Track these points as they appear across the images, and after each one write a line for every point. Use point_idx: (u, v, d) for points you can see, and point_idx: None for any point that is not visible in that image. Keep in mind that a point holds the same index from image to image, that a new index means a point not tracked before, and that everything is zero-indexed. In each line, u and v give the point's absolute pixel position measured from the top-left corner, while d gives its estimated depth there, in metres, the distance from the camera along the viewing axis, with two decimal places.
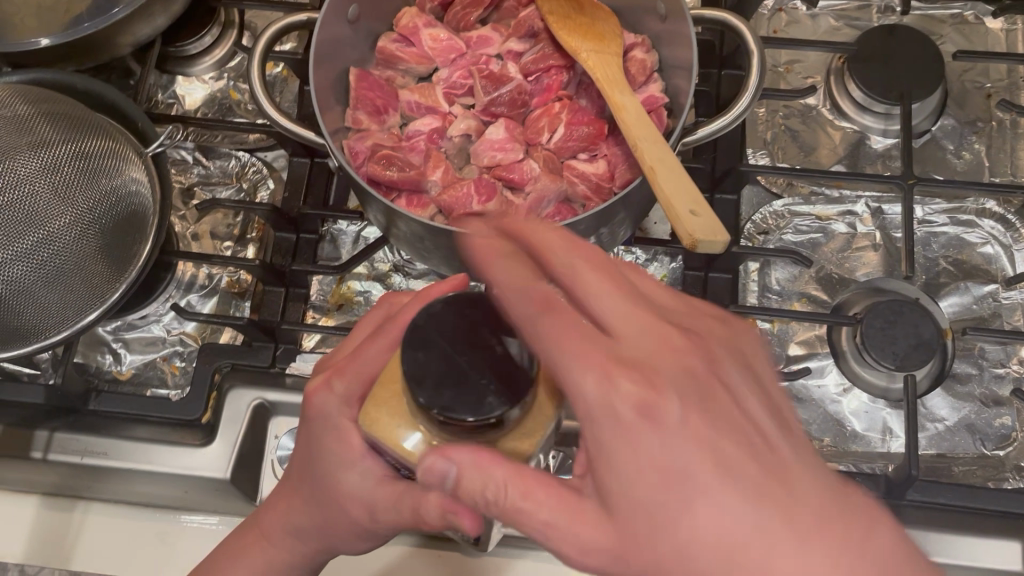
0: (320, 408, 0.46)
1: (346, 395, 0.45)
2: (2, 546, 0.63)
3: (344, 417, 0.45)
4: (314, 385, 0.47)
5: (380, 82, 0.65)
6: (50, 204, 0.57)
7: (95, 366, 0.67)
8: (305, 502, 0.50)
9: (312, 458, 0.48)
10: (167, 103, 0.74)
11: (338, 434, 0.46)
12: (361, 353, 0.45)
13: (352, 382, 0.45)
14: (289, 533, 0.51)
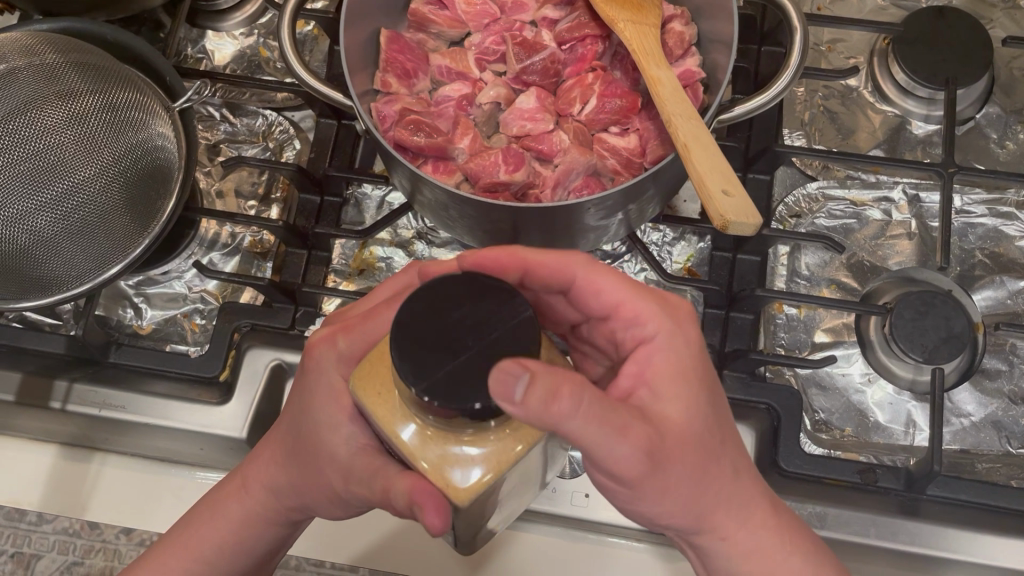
0: (319, 364, 0.46)
1: (347, 353, 0.45)
2: (19, 493, 0.64)
3: (339, 374, 0.45)
4: (318, 338, 0.47)
5: (411, 46, 0.64)
6: (77, 154, 0.56)
7: (117, 319, 0.67)
8: (284, 461, 0.49)
9: (300, 413, 0.47)
10: (196, 58, 0.73)
11: (333, 391, 0.45)
12: (375, 315, 0.45)
13: (355, 342, 0.44)
14: (266, 491, 0.50)
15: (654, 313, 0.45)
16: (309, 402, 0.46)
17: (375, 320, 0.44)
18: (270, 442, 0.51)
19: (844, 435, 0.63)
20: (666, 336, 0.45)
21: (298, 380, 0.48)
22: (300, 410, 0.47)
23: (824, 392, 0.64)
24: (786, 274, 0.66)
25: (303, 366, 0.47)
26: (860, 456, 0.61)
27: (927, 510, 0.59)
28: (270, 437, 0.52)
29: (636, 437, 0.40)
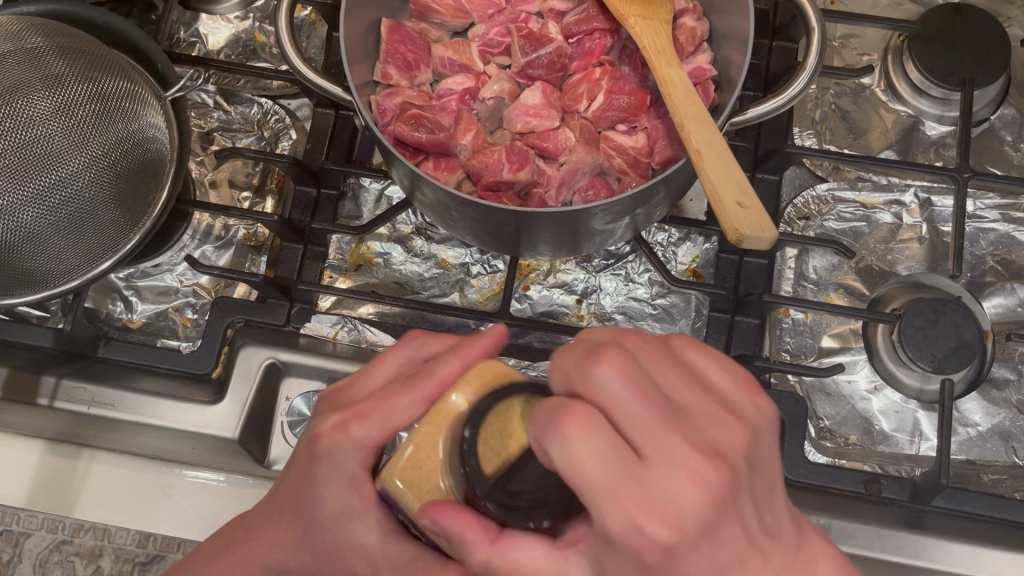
0: (335, 458, 0.41)
1: (361, 441, 0.41)
2: (6, 489, 0.63)
3: (356, 464, 0.41)
4: (325, 426, 0.42)
5: (413, 35, 0.61)
6: (63, 145, 0.54)
7: (106, 313, 0.65)
8: (293, 542, 0.47)
9: (309, 497, 0.44)
10: (190, 42, 0.71)
11: (350, 484, 0.42)
12: (389, 399, 0.41)
13: (373, 430, 0.41)
14: (271, 565, 0.49)
15: (660, 542, 0.32)
16: (322, 493, 0.42)
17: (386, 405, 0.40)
18: (268, 523, 0.49)
19: (848, 444, 0.62)
20: (686, 550, 0.32)
21: (304, 462, 0.44)
22: (311, 491, 0.44)
23: (829, 398, 0.63)
24: (793, 278, 0.64)
25: (309, 450, 0.43)
26: (864, 466, 0.60)
27: (931, 522, 0.58)
28: (267, 519, 0.49)
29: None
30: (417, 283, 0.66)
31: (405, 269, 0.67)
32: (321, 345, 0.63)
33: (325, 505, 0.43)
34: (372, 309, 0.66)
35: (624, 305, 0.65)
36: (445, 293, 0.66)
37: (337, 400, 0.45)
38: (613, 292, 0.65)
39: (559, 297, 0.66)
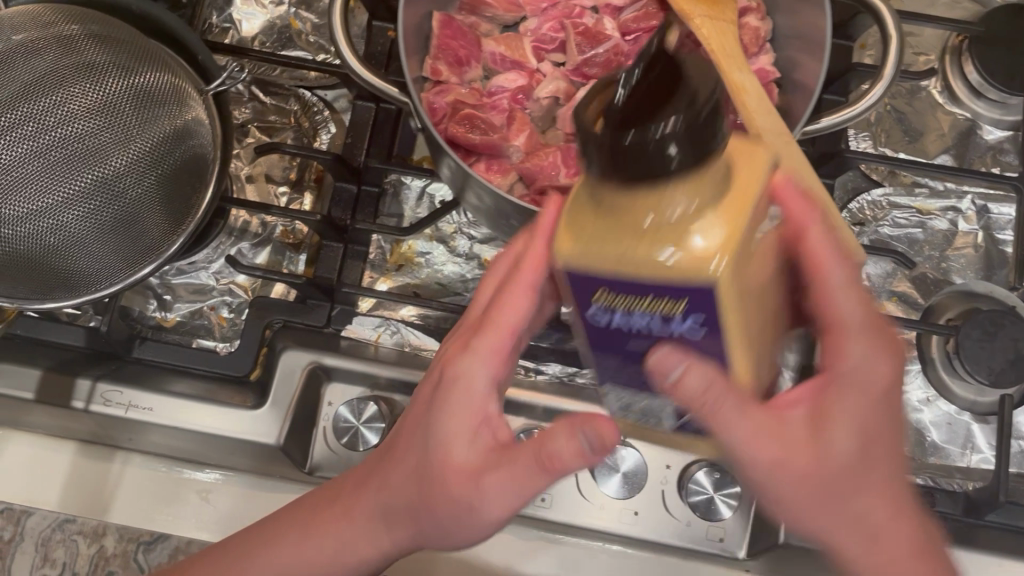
0: (457, 374, 0.43)
1: (481, 346, 0.42)
2: (37, 492, 0.61)
3: (479, 378, 0.42)
4: (450, 352, 0.44)
5: (464, 30, 0.59)
6: (105, 143, 0.52)
7: (139, 310, 0.63)
8: (400, 479, 0.46)
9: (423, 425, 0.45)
10: (223, 28, 0.68)
11: (466, 402, 0.43)
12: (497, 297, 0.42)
13: (491, 331, 0.42)
14: (376, 514, 0.48)
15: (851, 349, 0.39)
16: (438, 418, 0.43)
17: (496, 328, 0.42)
18: (372, 478, 0.48)
19: (900, 456, 0.61)
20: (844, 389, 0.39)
21: (426, 396, 0.45)
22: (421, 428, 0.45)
23: None
24: None
25: (436, 379, 0.45)
26: (918, 479, 0.59)
27: (986, 538, 0.57)
28: (369, 475, 0.48)
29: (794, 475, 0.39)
30: (459, 284, 0.65)
31: (448, 269, 0.65)
32: (363, 348, 0.61)
33: (440, 427, 0.43)
34: (414, 312, 0.64)
35: None
36: None
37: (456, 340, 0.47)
38: None
39: None
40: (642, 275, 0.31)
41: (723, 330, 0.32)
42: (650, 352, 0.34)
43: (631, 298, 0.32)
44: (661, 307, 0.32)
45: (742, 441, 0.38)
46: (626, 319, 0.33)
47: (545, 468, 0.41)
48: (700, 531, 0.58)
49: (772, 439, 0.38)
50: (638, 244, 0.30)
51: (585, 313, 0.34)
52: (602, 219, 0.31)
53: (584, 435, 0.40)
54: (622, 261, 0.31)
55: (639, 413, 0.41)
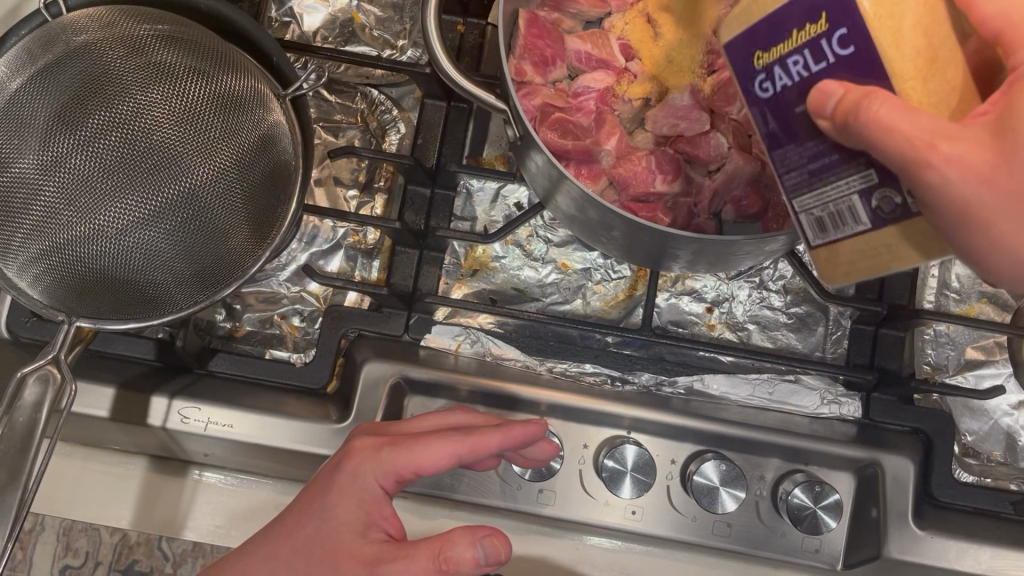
0: (358, 473, 0.45)
1: (387, 469, 0.45)
2: (109, 509, 0.59)
3: (376, 484, 0.45)
4: (360, 441, 0.46)
5: (548, 26, 0.56)
6: (189, 154, 0.49)
7: (207, 321, 0.61)
8: (284, 553, 0.45)
9: (315, 504, 0.45)
10: (282, 22, 0.65)
11: (365, 499, 0.45)
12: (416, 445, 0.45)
13: (399, 461, 0.45)
14: None
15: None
16: (334, 504, 0.45)
17: (428, 444, 0.45)
18: (263, 543, 0.46)
19: (993, 461, 0.60)
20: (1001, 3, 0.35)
21: (316, 484, 0.46)
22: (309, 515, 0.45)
23: (972, 414, 0.61)
24: (936, 287, 0.62)
25: (331, 469, 0.46)
26: (1011, 485, 0.59)
27: None
28: (257, 544, 0.46)
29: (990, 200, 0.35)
30: (536, 289, 0.63)
31: (524, 273, 0.63)
32: (443, 358, 0.59)
33: (331, 515, 0.45)
34: (492, 319, 0.62)
35: (756, 314, 0.62)
36: (567, 300, 0.63)
37: (379, 430, 0.49)
38: (746, 301, 0.62)
39: (687, 305, 0.62)
40: (789, 2, 0.33)
41: (870, 26, 0.32)
42: (812, 93, 0.34)
43: (782, 42, 0.34)
44: (810, 32, 0.33)
45: (952, 177, 0.34)
46: (786, 70, 0.35)
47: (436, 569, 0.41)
48: (794, 543, 0.57)
49: (979, 175, 0.34)
50: None
51: (756, 91, 0.37)
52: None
53: (481, 545, 0.42)
54: (771, 3, 0.34)
55: (831, 228, 0.37)
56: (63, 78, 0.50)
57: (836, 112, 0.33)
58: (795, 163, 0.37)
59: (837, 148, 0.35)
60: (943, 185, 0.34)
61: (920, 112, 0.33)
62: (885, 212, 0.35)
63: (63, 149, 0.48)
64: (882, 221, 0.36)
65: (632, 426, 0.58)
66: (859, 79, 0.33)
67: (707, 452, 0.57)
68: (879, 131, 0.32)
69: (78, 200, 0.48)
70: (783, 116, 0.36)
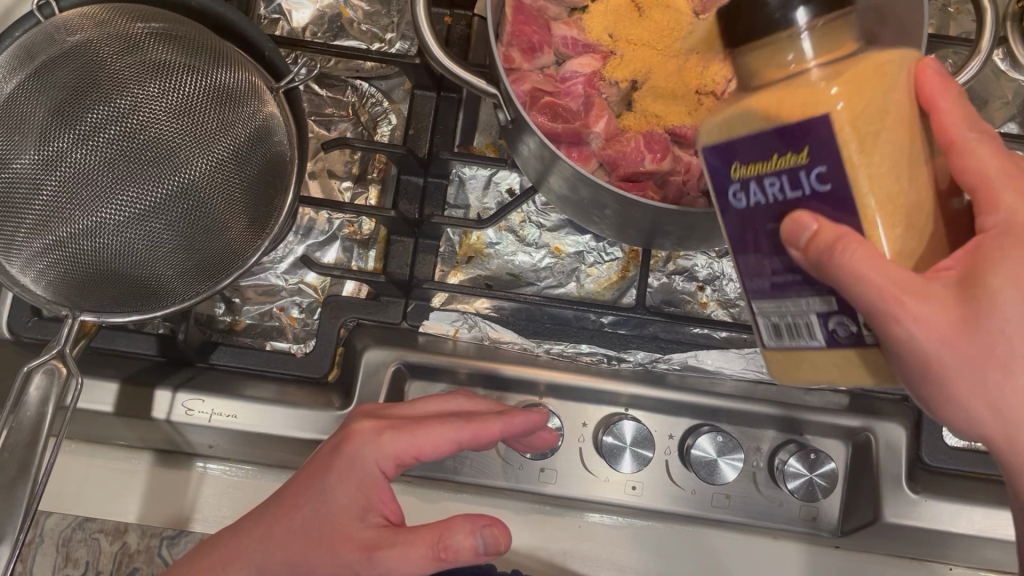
0: (358, 456, 0.46)
1: (387, 453, 0.46)
2: (116, 505, 0.60)
3: (377, 469, 0.46)
4: (360, 426, 0.47)
5: (534, 13, 0.58)
6: (187, 147, 0.50)
7: (207, 315, 0.62)
8: (283, 535, 0.46)
9: (313, 488, 0.46)
10: (271, 19, 0.66)
11: (365, 483, 0.45)
12: (420, 434, 0.46)
13: (401, 448, 0.46)
14: (256, 567, 0.45)
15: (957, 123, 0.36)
16: (332, 487, 0.45)
17: (429, 430, 0.46)
18: (261, 520, 0.47)
19: None
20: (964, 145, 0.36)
21: (315, 465, 0.47)
22: (307, 493, 0.46)
23: None
24: None
25: (332, 450, 0.47)
26: None
27: None
28: (256, 521, 0.47)
29: (953, 360, 0.36)
30: (530, 274, 0.64)
31: (518, 258, 0.64)
32: (441, 343, 0.60)
33: (330, 499, 0.45)
34: (489, 303, 0.63)
35: None
36: (561, 284, 0.64)
37: (376, 411, 0.50)
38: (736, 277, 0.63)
39: (679, 284, 0.64)
40: (761, 129, 0.34)
41: (849, 169, 0.32)
42: (785, 220, 0.34)
43: (759, 162, 0.34)
44: (789, 160, 0.33)
45: (918, 332, 0.34)
46: (761, 188, 0.35)
47: (434, 559, 0.42)
48: (790, 511, 0.58)
49: (943, 335, 0.35)
50: (775, 104, 0.34)
51: (730, 201, 0.36)
52: (736, 105, 0.36)
53: (480, 533, 0.43)
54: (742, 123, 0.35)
55: (789, 334, 0.38)
56: (60, 75, 0.50)
57: (809, 245, 0.33)
58: (761, 273, 0.37)
59: (800, 272, 0.36)
60: (909, 339, 0.34)
61: (895, 266, 0.33)
62: (839, 334, 0.36)
63: (63, 145, 0.49)
64: (836, 342, 0.37)
65: (630, 403, 0.59)
66: (833, 210, 0.34)
67: (702, 425, 0.58)
68: (852, 278, 0.33)
69: (79, 194, 0.49)
70: (751, 228, 0.36)
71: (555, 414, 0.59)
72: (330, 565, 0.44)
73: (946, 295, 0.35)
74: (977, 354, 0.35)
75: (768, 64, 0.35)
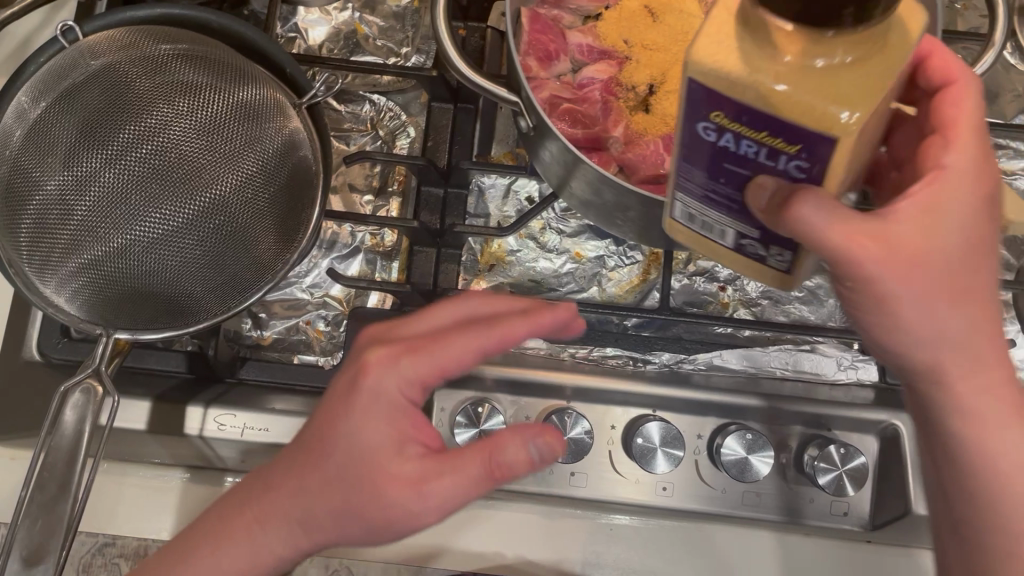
0: (378, 389, 0.41)
1: (411, 377, 0.41)
2: (148, 523, 0.60)
3: (401, 397, 0.41)
4: (370, 358, 0.42)
5: (549, 22, 0.59)
6: (214, 165, 0.51)
7: (235, 331, 0.62)
8: (311, 486, 0.41)
9: (334, 434, 0.41)
10: (289, 38, 0.67)
11: (392, 413, 0.41)
12: (448, 344, 0.41)
13: (427, 367, 0.41)
14: (295, 519, 0.41)
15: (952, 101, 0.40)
16: (360, 427, 0.41)
17: (454, 340, 0.41)
18: (289, 473, 0.42)
19: None
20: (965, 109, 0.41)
21: (332, 404, 0.42)
22: (330, 432, 0.41)
23: None
24: None
25: (348, 385, 0.42)
26: None
27: None
28: (277, 483, 0.42)
29: (911, 298, 0.38)
30: (552, 280, 0.64)
31: (539, 265, 0.64)
32: None
33: (358, 438, 0.41)
34: None
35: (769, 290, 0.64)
36: (583, 288, 0.64)
37: (386, 332, 0.45)
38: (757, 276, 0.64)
39: (701, 285, 0.64)
40: (754, 105, 0.31)
41: (829, 165, 0.32)
42: (751, 177, 0.35)
43: (741, 126, 0.32)
44: (772, 141, 0.32)
45: (873, 270, 0.37)
46: (735, 142, 0.33)
47: (490, 476, 0.40)
48: (822, 508, 0.58)
49: (900, 270, 0.37)
50: (779, 100, 0.30)
51: (694, 124, 0.34)
52: (742, 41, 0.31)
53: (534, 444, 0.41)
54: (734, 91, 0.31)
55: (699, 226, 0.40)
56: (89, 98, 0.51)
57: (770, 206, 0.35)
58: (695, 186, 0.37)
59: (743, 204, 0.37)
60: (869, 276, 0.37)
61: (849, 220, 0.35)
62: (746, 248, 0.40)
63: (93, 167, 0.50)
64: (741, 247, 0.40)
65: (657, 404, 0.59)
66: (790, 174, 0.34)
67: (729, 424, 0.58)
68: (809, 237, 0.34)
69: (110, 214, 0.50)
70: (706, 155, 0.35)
71: (582, 418, 0.58)
72: (378, 506, 0.40)
73: (897, 237, 0.37)
74: (932, 287, 0.38)
75: (787, 44, 0.30)
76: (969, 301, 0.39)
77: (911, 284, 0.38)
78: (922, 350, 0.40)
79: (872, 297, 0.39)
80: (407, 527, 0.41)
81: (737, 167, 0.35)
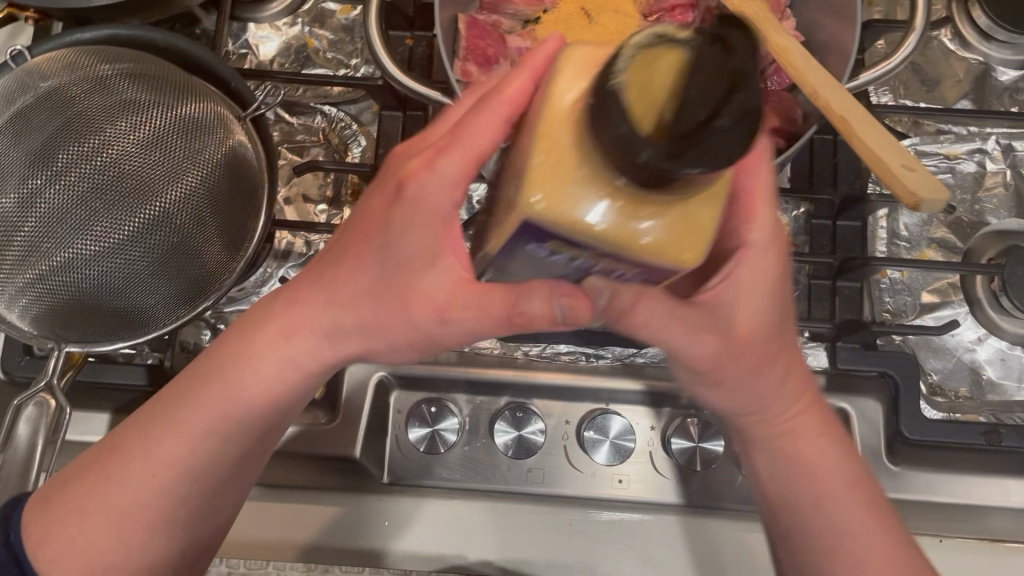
0: (422, 191, 0.38)
1: (449, 175, 0.38)
2: None
3: (446, 198, 0.38)
4: (411, 165, 0.39)
5: (488, 28, 0.60)
6: (157, 177, 0.52)
7: (194, 342, 0.62)
8: (346, 297, 0.42)
9: (370, 239, 0.41)
10: (241, 54, 0.68)
11: (437, 225, 0.39)
12: (464, 126, 0.37)
13: (454, 160, 0.37)
14: (250, 376, 0.45)
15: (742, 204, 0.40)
16: (396, 237, 0.39)
17: (476, 116, 0.37)
18: (318, 287, 0.43)
19: (959, 397, 0.62)
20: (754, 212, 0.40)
21: (375, 207, 0.41)
22: (389, 252, 0.40)
23: (934, 354, 0.63)
24: (886, 238, 0.65)
25: (391, 196, 0.40)
26: (979, 417, 0.61)
27: None
28: (180, 398, 0.46)
29: (728, 376, 0.44)
30: None
31: None
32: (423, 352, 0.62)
33: (396, 246, 0.40)
34: None
35: None
36: None
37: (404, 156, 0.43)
38: None
39: None
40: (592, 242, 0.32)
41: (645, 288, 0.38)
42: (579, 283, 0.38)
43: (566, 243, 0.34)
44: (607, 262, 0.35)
45: (685, 353, 0.43)
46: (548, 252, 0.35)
47: (507, 326, 0.40)
48: None
49: (716, 356, 0.43)
50: (614, 241, 0.32)
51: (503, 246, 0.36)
52: (578, 167, 0.31)
53: (557, 302, 0.37)
54: (566, 219, 0.31)
55: None
56: (35, 118, 0.53)
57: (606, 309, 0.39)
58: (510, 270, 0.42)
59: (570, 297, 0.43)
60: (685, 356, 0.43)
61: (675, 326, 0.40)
62: None
63: (39, 185, 0.51)
64: None
65: (611, 398, 0.60)
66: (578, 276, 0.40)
67: (680, 414, 0.59)
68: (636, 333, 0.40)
69: (56, 229, 0.51)
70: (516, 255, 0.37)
71: (537, 418, 0.60)
72: (392, 311, 0.41)
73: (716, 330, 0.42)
74: (748, 367, 0.44)
75: (631, 198, 0.31)
76: (779, 361, 0.45)
77: (723, 361, 0.43)
78: (740, 402, 0.47)
79: (708, 378, 0.45)
80: (433, 338, 0.42)
81: (570, 273, 0.38)
